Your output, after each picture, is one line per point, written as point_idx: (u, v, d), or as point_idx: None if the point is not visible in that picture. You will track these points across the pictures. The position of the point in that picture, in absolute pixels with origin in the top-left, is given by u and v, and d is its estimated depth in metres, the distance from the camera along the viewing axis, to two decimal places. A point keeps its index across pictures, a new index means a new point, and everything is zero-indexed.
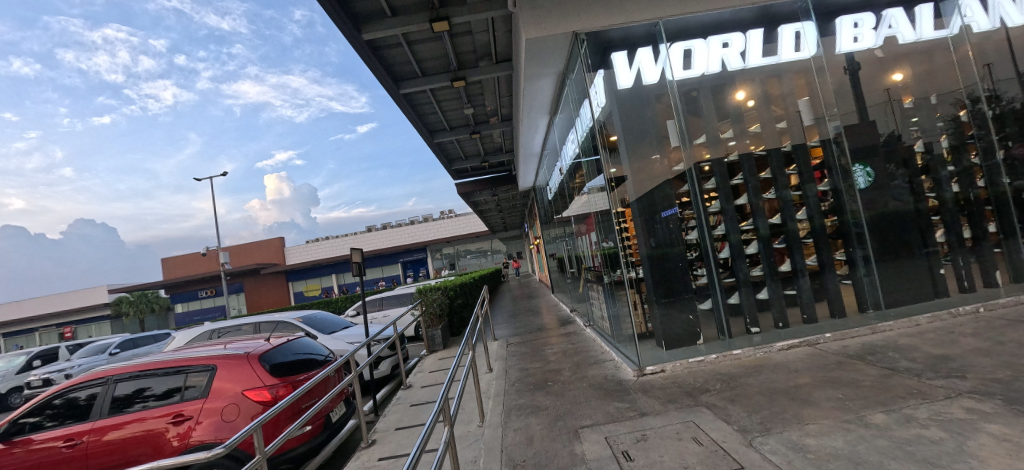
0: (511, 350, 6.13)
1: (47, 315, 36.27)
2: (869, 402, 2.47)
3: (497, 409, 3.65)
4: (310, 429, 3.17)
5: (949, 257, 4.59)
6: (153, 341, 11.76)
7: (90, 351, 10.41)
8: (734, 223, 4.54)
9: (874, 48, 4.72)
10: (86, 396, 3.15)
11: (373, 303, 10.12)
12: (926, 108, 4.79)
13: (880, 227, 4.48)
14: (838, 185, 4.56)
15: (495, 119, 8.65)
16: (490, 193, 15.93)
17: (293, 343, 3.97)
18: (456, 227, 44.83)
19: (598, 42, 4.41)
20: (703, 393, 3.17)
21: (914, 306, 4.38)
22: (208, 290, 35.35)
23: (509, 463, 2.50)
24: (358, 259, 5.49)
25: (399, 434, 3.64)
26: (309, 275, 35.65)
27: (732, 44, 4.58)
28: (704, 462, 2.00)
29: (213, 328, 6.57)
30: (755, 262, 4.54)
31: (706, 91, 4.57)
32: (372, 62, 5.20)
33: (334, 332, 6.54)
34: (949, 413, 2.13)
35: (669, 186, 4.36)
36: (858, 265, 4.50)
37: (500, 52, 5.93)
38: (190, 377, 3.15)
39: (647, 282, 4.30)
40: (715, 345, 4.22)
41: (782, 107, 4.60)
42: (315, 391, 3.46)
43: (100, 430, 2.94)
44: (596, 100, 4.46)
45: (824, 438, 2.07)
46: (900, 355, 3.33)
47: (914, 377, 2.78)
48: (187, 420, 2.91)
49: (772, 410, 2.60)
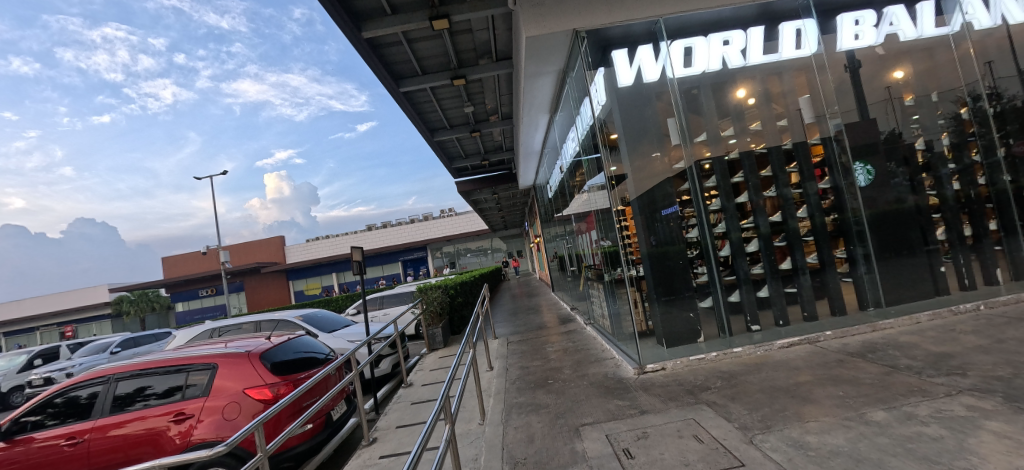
0: (511, 348, 6.13)
1: (48, 315, 36.32)
2: (870, 399, 2.47)
3: (498, 407, 3.66)
4: (311, 428, 3.17)
5: (949, 255, 4.59)
6: (154, 341, 11.74)
7: (91, 350, 10.39)
8: (734, 221, 4.54)
9: (875, 46, 4.71)
10: (87, 394, 3.16)
11: (373, 301, 10.12)
12: (927, 106, 4.78)
13: (881, 224, 4.47)
14: (839, 183, 4.56)
15: (495, 117, 8.65)
16: (490, 192, 15.91)
17: (294, 341, 3.98)
18: (456, 226, 44.92)
19: (598, 40, 4.40)
20: (703, 391, 3.18)
21: (914, 304, 4.38)
22: (208, 290, 35.35)
23: (510, 461, 2.50)
24: (359, 258, 5.47)
25: (400, 433, 3.64)
26: (309, 274, 35.65)
27: (732, 42, 4.57)
28: (704, 459, 2.00)
29: (213, 326, 6.60)
30: (755, 260, 4.54)
31: (706, 89, 4.56)
32: (371, 60, 5.19)
33: (334, 330, 6.55)
34: (949, 410, 2.14)
35: (669, 184, 4.35)
36: (858, 263, 4.52)
37: (499, 50, 5.92)
38: (191, 376, 3.16)
39: (647, 280, 4.28)
40: (715, 342, 4.23)
41: (783, 104, 4.59)
42: (315, 389, 3.46)
43: (102, 428, 2.95)
44: (596, 98, 4.44)
45: (825, 436, 2.07)
46: (901, 353, 3.32)
47: (914, 375, 2.78)
48: (188, 419, 2.92)
49: (773, 408, 2.60)
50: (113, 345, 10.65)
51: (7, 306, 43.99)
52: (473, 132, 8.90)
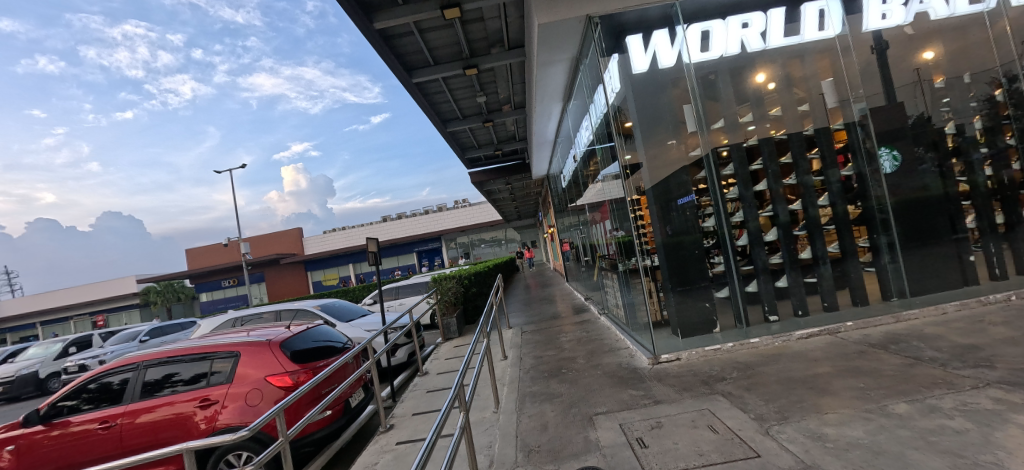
0: (526, 338, 6.17)
1: (81, 305, 38.33)
2: (891, 391, 2.42)
3: (512, 396, 3.70)
4: (329, 414, 3.27)
5: (980, 244, 4.41)
6: (179, 330, 12.17)
7: (121, 339, 10.86)
8: (752, 209, 4.46)
9: (904, 25, 4.50)
10: (119, 380, 3.30)
11: (389, 292, 10.30)
12: (959, 88, 4.57)
13: (907, 213, 4.33)
14: (863, 170, 4.42)
15: (508, 107, 8.61)
16: (504, 183, 16.19)
17: (312, 330, 4.07)
18: (468, 218, 45.22)
19: (612, 26, 4.31)
20: (718, 382, 3.15)
21: (942, 295, 4.24)
22: (231, 281, 36.53)
23: (524, 448, 2.55)
24: (374, 249, 5.50)
25: (416, 420, 3.72)
26: (326, 265, 36.47)
27: (752, 23, 4.39)
28: (719, 450, 2.00)
29: (236, 316, 6.82)
30: (774, 249, 4.47)
31: (724, 74, 4.45)
32: (384, 51, 5.22)
33: (351, 320, 6.68)
34: (975, 403, 2.08)
35: (686, 173, 4.29)
36: (881, 252, 4.39)
37: (511, 38, 5.83)
38: (215, 364, 3.27)
39: (663, 271, 4.25)
40: (732, 333, 4.18)
41: (805, 89, 4.44)
42: (333, 377, 3.56)
43: (133, 413, 3.09)
44: (610, 85, 4.39)
45: (844, 427, 2.05)
46: (925, 344, 3.24)
47: (939, 367, 2.71)
48: (213, 404, 3.04)
49: (790, 399, 2.57)
50: (142, 334, 11.09)
51: (39, 298, 45.96)
52: (485, 123, 8.86)
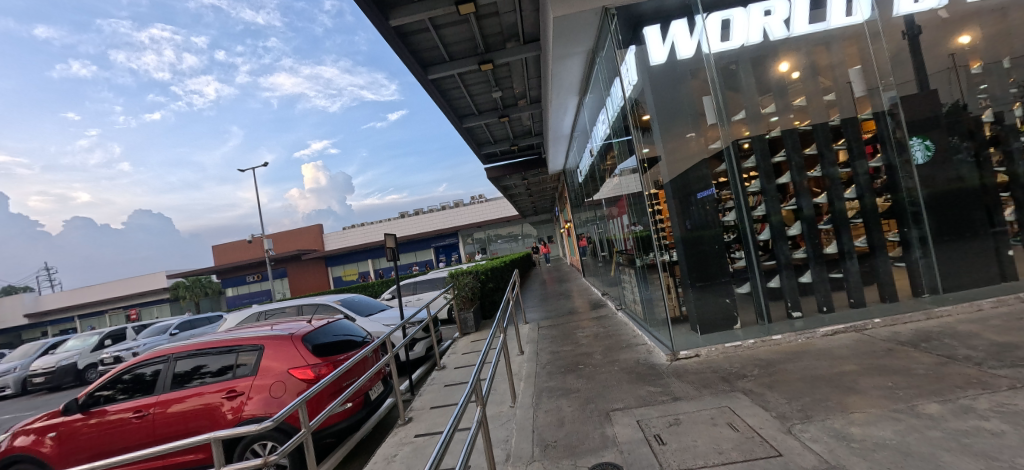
0: (542, 333, 6.18)
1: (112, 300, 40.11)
2: (922, 391, 2.34)
3: (529, 390, 3.72)
4: (350, 407, 3.35)
5: (1020, 237, 4.19)
6: (207, 323, 12.65)
7: (154, 332, 11.36)
8: (775, 203, 4.35)
9: (938, 8, 4.27)
10: (151, 372, 3.45)
11: (407, 287, 10.46)
12: (998, 73, 4.34)
13: (940, 205, 4.15)
14: (892, 161, 4.26)
15: (524, 102, 8.58)
16: (519, 178, 16.17)
17: (333, 324, 4.16)
18: (482, 214, 45.37)
19: (629, 17, 4.26)
20: (739, 379, 3.10)
21: (977, 291, 4.06)
22: (255, 277, 37.74)
23: (541, 443, 2.56)
24: (391, 245, 5.57)
25: (434, 413, 3.78)
26: (346, 260, 37.42)
27: (775, 11, 4.26)
28: (739, 448, 1.97)
29: (260, 310, 7.05)
30: (798, 244, 4.34)
31: (745, 64, 4.33)
32: (400, 49, 5.28)
33: (370, 315, 6.80)
34: (1013, 404, 1.98)
35: (706, 166, 4.21)
36: (912, 247, 4.22)
37: (526, 32, 5.81)
38: (241, 356, 3.38)
39: (682, 266, 4.19)
40: (753, 330, 4.09)
41: (831, 78, 4.29)
42: (354, 370, 3.64)
43: (164, 403, 3.22)
44: (628, 78, 4.26)
45: (871, 427, 1.99)
46: (958, 342, 3.11)
47: (974, 366, 2.60)
48: (240, 395, 3.15)
49: (814, 397, 2.51)
50: (172, 327, 11.56)
51: (74, 293, 48.27)
52: (501, 118, 8.89)
